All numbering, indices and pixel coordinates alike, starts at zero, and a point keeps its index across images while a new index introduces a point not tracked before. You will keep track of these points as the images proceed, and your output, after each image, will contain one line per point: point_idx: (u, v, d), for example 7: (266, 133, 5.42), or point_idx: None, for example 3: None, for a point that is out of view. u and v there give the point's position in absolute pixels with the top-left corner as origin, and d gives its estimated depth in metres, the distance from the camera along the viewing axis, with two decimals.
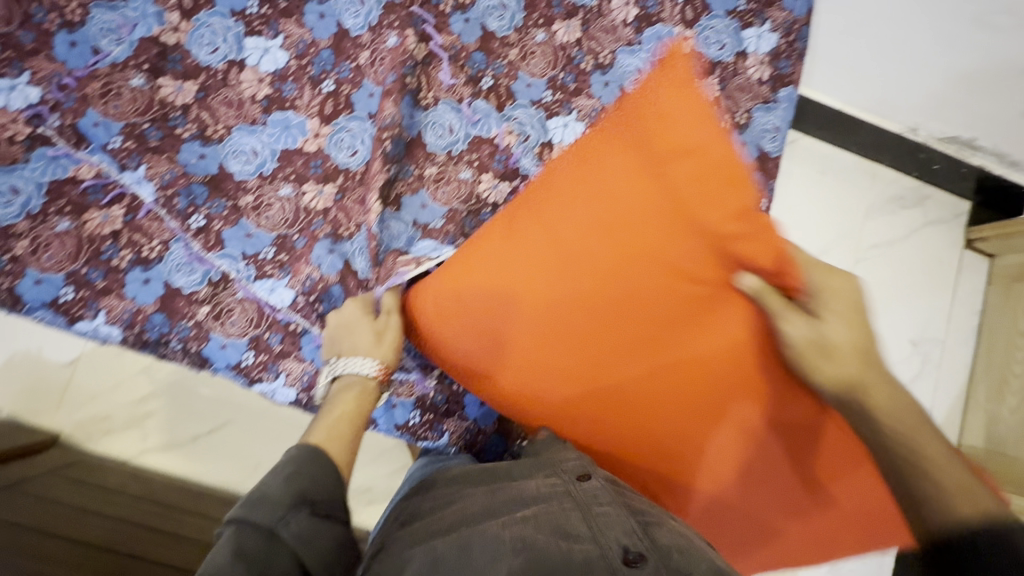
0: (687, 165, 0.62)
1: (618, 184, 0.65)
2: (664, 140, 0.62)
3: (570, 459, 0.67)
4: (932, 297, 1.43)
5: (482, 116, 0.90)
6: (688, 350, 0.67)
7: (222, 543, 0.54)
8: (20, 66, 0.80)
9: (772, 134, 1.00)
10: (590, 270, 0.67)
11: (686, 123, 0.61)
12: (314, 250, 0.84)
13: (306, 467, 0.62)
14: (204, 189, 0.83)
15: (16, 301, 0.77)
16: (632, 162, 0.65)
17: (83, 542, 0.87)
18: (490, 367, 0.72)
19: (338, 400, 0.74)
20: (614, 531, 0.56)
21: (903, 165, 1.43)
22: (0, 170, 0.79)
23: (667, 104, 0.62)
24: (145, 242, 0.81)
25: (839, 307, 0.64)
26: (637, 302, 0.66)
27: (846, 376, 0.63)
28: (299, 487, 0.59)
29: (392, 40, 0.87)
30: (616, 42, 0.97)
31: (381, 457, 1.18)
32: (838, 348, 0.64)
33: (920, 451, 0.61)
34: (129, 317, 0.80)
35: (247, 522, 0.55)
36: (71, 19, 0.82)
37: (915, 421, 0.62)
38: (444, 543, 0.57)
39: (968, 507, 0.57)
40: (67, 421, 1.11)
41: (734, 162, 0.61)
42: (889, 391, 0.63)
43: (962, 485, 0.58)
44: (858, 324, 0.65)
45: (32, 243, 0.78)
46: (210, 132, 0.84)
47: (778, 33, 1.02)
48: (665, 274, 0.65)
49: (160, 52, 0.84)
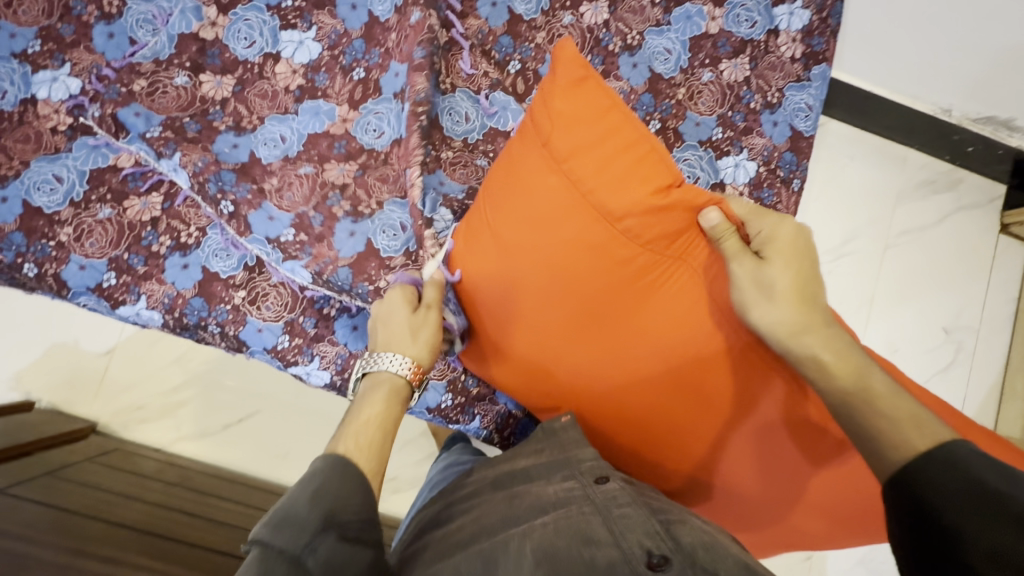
0: (606, 153, 0.61)
1: (537, 185, 0.64)
2: (576, 135, 0.61)
3: (586, 459, 0.63)
4: (967, 284, 1.39)
5: (499, 109, 0.89)
6: (663, 337, 0.67)
7: (247, 568, 0.52)
8: (61, 59, 0.83)
9: (806, 113, 0.98)
10: (547, 275, 0.66)
11: (593, 113, 0.61)
12: (336, 231, 0.83)
13: (331, 484, 0.58)
14: (233, 175, 0.83)
15: (61, 286, 0.80)
16: (550, 165, 0.63)
17: (122, 523, 0.84)
18: (488, 359, 0.77)
19: (369, 401, 0.70)
20: (636, 534, 0.51)
21: (935, 148, 1.39)
22: (44, 160, 0.81)
23: (564, 99, 0.61)
24: (183, 228, 0.83)
25: (781, 247, 0.62)
26: (582, 295, 0.67)
27: (789, 323, 0.61)
28: (324, 508, 0.55)
29: (414, 16, 0.85)
30: (644, 22, 0.95)
31: (408, 445, 1.19)
32: (781, 296, 0.61)
33: (869, 387, 0.58)
34: (169, 301, 0.82)
35: (272, 546, 0.52)
36: (108, 11, 0.84)
37: (873, 367, 0.60)
38: (466, 561, 0.52)
39: (915, 433, 0.54)
40: (105, 408, 1.14)
41: (638, 140, 0.61)
42: (843, 341, 0.62)
43: (911, 413, 0.55)
44: (803, 268, 0.63)
45: (75, 230, 0.80)
46: (245, 124, 0.85)
47: (810, 10, 1.00)
48: (609, 264, 0.65)
49: (201, 50, 0.85)
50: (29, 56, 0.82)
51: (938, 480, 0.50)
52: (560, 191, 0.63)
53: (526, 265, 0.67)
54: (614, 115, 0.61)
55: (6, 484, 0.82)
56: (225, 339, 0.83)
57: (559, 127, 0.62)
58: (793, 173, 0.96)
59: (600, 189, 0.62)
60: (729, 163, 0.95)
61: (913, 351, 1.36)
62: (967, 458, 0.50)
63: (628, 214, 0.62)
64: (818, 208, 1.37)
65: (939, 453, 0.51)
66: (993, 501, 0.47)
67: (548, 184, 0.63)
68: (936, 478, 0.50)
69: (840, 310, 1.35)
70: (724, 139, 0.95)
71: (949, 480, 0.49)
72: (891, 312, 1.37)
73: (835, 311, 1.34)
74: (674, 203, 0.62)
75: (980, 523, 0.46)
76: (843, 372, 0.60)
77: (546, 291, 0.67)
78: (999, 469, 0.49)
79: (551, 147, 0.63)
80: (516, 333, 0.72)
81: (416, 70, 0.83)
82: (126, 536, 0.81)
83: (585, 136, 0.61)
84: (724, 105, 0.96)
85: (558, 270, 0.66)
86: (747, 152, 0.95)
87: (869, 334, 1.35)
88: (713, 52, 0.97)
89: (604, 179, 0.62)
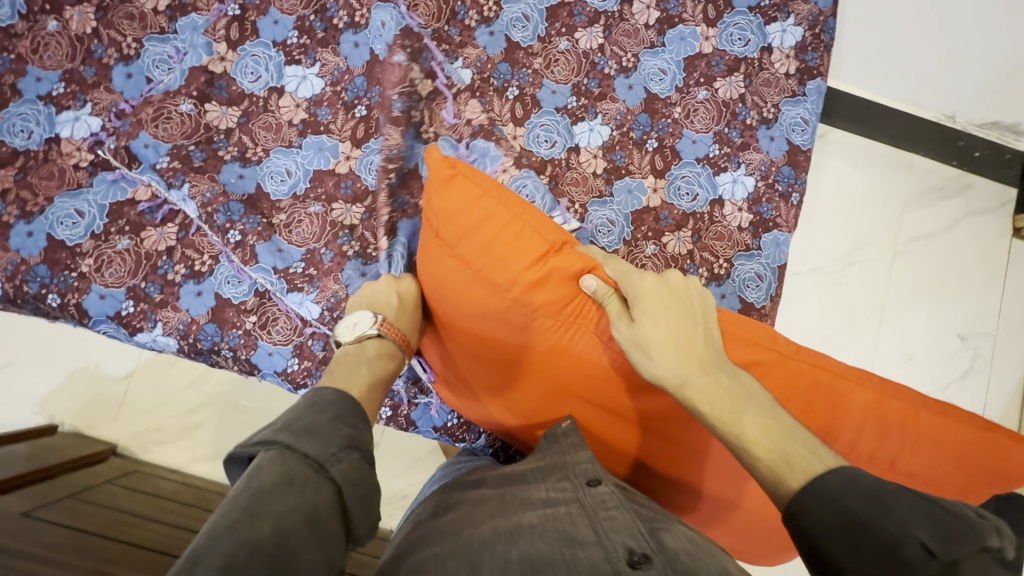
0: (484, 239, 0.64)
1: (440, 272, 0.68)
2: (456, 225, 0.64)
3: (581, 462, 0.62)
4: (980, 291, 1.37)
5: (478, 156, 0.91)
6: (583, 394, 0.70)
7: (262, 466, 0.50)
8: (83, 99, 0.88)
9: (802, 128, 0.99)
10: (469, 347, 0.72)
11: (466, 204, 0.64)
12: (345, 268, 0.86)
13: (348, 413, 0.60)
14: (241, 207, 0.87)
15: (82, 315, 0.83)
16: (443, 253, 0.67)
17: (136, 543, 0.85)
18: (476, 418, 0.83)
19: (372, 359, 0.72)
20: (620, 535, 0.51)
21: (941, 155, 1.38)
22: (67, 195, 0.85)
23: (440, 196, 0.64)
24: (197, 257, 0.86)
25: (649, 306, 0.60)
26: (512, 360, 0.70)
27: (671, 374, 0.59)
28: (346, 432, 0.57)
29: (398, 59, 0.89)
30: (639, 45, 0.98)
31: (416, 465, 1.20)
32: (654, 349, 0.59)
33: (739, 431, 0.56)
34: (184, 327, 0.85)
35: (295, 449, 0.52)
36: (127, 53, 0.89)
37: (751, 407, 0.57)
38: (453, 558, 0.51)
39: (791, 475, 0.53)
40: (124, 430, 1.17)
41: (513, 218, 0.65)
42: (726, 386, 0.58)
43: (784, 455, 0.54)
44: (681, 310, 0.61)
45: (96, 261, 0.84)
46: (250, 154, 0.89)
47: (802, 26, 1.01)
48: (525, 331, 0.67)
49: (208, 80, 0.90)
50: (53, 98, 0.87)
51: (818, 521, 0.50)
52: (457, 275, 0.66)
53: (456, 337, 0.72)
54: (486, 201, 0.64)
55: (30, 507, 0.85)
56: (238, 363, 0.86)
57: (441, 221, 0.65)
58: (792, 187, 0.97)
59: (486, 272, 0.65)
60: (727, 178, 0.96)
61: (927, 360, 1.34)
62: (835, 486, 0.51)
63: (523, 285, 0.65)
64: (823, 218, 1.37)
65: (812, 491, 0.51)
66: (868, 536, 0.48)
67: (448, 269, 0.67)
68: (821, 520, 0.50)
69: (850, 320, 1.34)
70: (721, 156, 0.96)
71: (828, 517, 0.50)
72: (902, 321, 1.35)
73: (844, 321, 1.34)
74: (556, 273, 0.65)
75: (858, 559, 0.48)
76: (723, 419, 0.57)
77: (475, 359, 0.72)
78: (866, 495, 0.50)
79: (440, 238, 0.66)
80: (495, 371, 0.72)
81: (393, 124, 0.88)
82: (144, 554, 0.83)
83: (463, 223, 0.64)
84: (720, 122, 0.97)
85: (478, 343, 0.70)
86: (745, 167, 0.96)
87: (881, 342, 1.33)
88: (707, 71, 0.99)
89: (491, 259, 0.65)
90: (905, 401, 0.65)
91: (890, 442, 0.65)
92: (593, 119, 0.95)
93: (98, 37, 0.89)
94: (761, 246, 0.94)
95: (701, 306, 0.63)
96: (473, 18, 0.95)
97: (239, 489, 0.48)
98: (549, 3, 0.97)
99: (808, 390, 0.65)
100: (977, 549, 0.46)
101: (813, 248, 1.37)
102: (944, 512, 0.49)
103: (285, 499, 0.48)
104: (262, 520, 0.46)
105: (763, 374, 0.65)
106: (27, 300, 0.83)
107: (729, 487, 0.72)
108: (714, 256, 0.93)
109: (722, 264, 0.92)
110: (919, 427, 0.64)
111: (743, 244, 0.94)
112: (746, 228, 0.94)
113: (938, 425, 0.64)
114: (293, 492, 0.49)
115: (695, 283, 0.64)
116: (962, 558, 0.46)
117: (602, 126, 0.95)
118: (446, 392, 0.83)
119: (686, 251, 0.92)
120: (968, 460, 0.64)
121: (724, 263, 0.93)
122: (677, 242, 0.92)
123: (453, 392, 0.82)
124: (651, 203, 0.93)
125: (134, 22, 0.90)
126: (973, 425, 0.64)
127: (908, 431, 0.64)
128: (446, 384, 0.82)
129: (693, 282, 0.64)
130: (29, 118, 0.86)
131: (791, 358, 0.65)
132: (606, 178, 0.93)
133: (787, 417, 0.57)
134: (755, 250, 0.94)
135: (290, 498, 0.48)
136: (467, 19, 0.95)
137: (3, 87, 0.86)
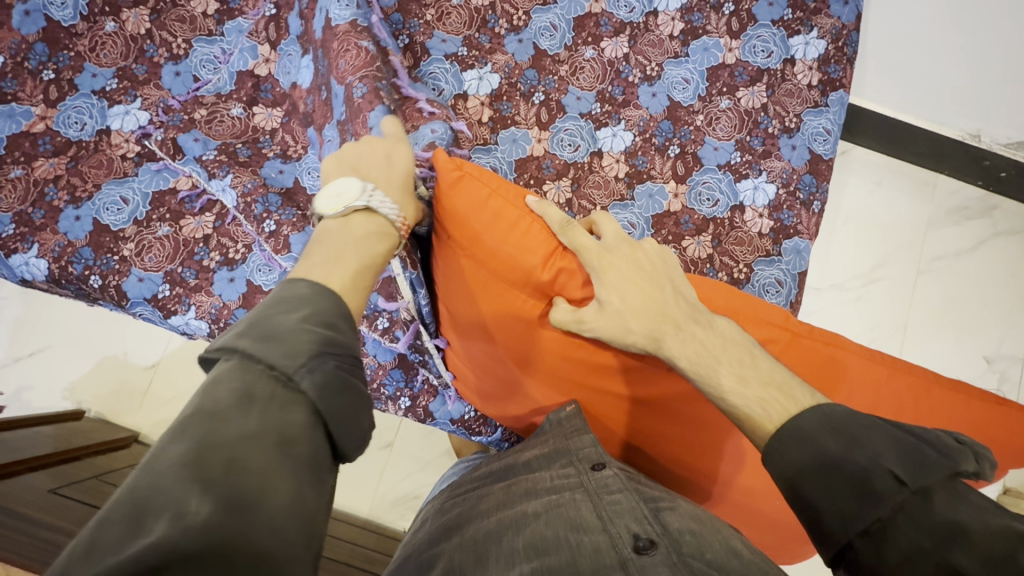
0: (494, 238, 0.65)
1: (457, 272, 0.69)
2: (468, 226, 0.65)
3: (585, 446, 0.63)
4: (1010, 309, 1.34)
5: (508, 143, 0.95)
6: (595, 384, 0.71)
7: (220, 378, 0.43)
8: (133, 95, 0.93)
9: (824, 137, 1.01)
10: (485, 346, 0.73)
11: (477, 203, 0.65)
12: None
13: (326, 312, 0.50)
14: (278, 199, 0.91)
15: (122, 297, 0.87)
16: (456, 253, 0.68)
17: None
18: (496, 414, 0.84)
19: (357, 240, 0.61)
20: (623, 519, 0.52)
21: (967, 174, 1.37)
22: (114, 183, 0.90)
23: (447, 197, 0.65)
24: (231, 245, 0.90)
25: (616, 277, 0.62)
26: (526, 356, 0.71)
27: (645, 337, 0.62)
28: (309, 333, 0.48)
29: (365, 45, 0.80)
30: (662, 54, 1.01)
31: (430, 465, 1.21)
32: (625, 316, 0.62)
33: (716, 382, 0.59)
34: (215, 312, 0.88)
35: (257, 361, 0.44)
36: (176, 53, 0.95)
37: (723, 361, 0.59)
38: (462, 551, 0.53)
39: (768, 419, 0.55)
40: (147, 418, 1.21)
41: (523, 219, 0.65)
42: (701, 339, 0.60)
43: (756, 398, 0.56)
44: (642, 277, 0.63)
45: (137, 245, 0.88)
46: (291, 152, 0.93)
47: (826, 40, 1.03)
48: (539, 329, 0.69)
49: (255, 83, 0.95)
50: (106, 93, 0.93)
51: (793, 461, 0.51)
52: (472, 272, 0.68)
53: (475, 339, 0.74)
54: (496, 201, 0.65)
55: (55, 485, 0.86)
56: None
57: (452, 225, 0.66)
58: (813, 196, 0.98)
59: (501, 271, 0.66)
60: (748, 185, 0.97)
61: None
62: (809, 427, 0.52)
63: (536, 283, 0.66)
64: (844, 232, 1.37)
65: (788, 433, 0.53)
66: (840, 471, 0.49)
67: (462, 269, 0.68)
68: (794, 460, 0.51)
69: (871, 337, 1.33)
70: (743, 163, 0.98)
71: (800, 455, 0.51)
72: (926, 340, 1.33)
73: (865, 340, 1.32)
74: (564, 272, 0.66)
75: (834, 497, 0.49)
76: (700, 374, 0.60)
77: (490, 354, 0.74)
78: (839, 432, 0.51)
79: (451, 238, 0.67)
80: (512, 368, 0.73)
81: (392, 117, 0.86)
82: None
83: (473, 225, 0.65)
84: (742, 130, 0.99)
85: (490, 338, 0.72)
86: (767, 174, 0.98)
87: None
88: (730, 81, 1.01)
89: (505, 260, 0.66)
90: (914, 377, 0.65)
91: (906, 414, 0.65)
92: (616, 124, 0.98)
93: (150, 38, 0.95)
94: (781, 252, 0.95)
95: (661, 264, 0.65)
96: (502, 26, 0.98)
97: (192, 406, 0.42)
98: (577, 13, 1.00)
99: (822, 365, 0.65)
100: (950, 475, 0.48)
101: (834, 264, 1.36)
102: (921, 443, 0.50)
103: (245, 419, 0.41)
104: (211, 452, 0.39)
105: (777, 353, 0.66)
106: (71, 281, 0.87)
107: (745, 478, 0.73)
108: (734, 260, 0.93)
109: (742, 269, 0.93)
110: (937, 402, 0.65)
111: (763, 249, 0.95)
112: (767, 234, 0.95)
113: (954, 404, 0.65)
114: (255, 411, 0.42)
115: (654, 247, 0.66)
116: (931, 485, 0.47)
117: (625, 131, 0.97)
118: (462, 384, 0.85)
119: (705, 255, 0.93)
120: (981, 437, 0.65)
121: (743, 267, 0.93)
122: (696, 246, 0.93)
123: (474, 389, 0.84)
124: (672, 208, 0.95)
125: (185, 24, 0.95)
126: (986, 403, 0.65)
127: (923, 407, 0.65)
128: (467, 382, 0.84)
129: (646, 245, 0.66)
130: (83, 111, 0.92)
131: (805, 337, 0.66)
132: (628, 182, 0.95)
133: (766, 360, 0.60)
134: (775, 256, 0.95)
135: (250, 421, 0.41)
136: (498, 28, 0.98)
137: (62, 82, 0.92)
